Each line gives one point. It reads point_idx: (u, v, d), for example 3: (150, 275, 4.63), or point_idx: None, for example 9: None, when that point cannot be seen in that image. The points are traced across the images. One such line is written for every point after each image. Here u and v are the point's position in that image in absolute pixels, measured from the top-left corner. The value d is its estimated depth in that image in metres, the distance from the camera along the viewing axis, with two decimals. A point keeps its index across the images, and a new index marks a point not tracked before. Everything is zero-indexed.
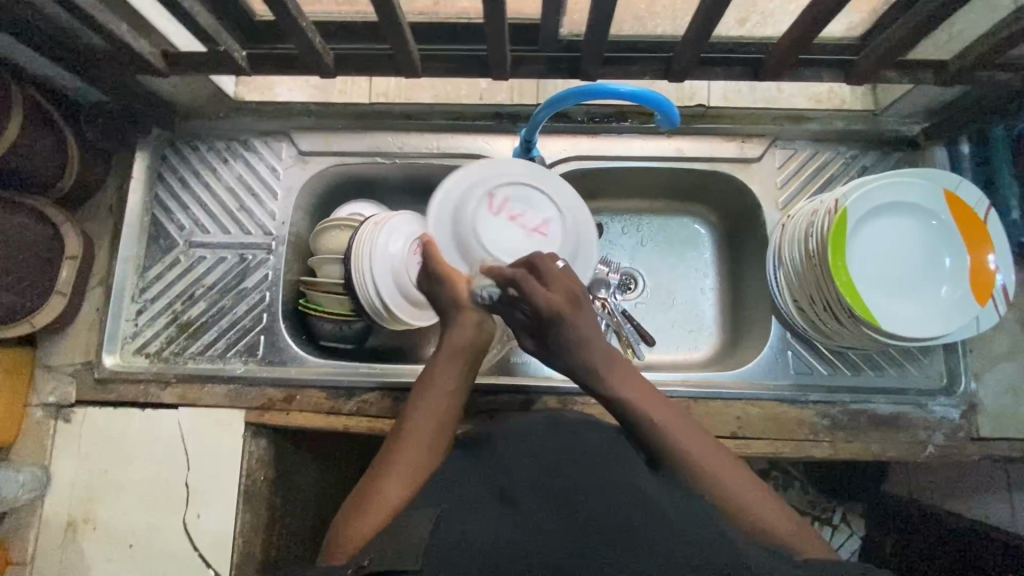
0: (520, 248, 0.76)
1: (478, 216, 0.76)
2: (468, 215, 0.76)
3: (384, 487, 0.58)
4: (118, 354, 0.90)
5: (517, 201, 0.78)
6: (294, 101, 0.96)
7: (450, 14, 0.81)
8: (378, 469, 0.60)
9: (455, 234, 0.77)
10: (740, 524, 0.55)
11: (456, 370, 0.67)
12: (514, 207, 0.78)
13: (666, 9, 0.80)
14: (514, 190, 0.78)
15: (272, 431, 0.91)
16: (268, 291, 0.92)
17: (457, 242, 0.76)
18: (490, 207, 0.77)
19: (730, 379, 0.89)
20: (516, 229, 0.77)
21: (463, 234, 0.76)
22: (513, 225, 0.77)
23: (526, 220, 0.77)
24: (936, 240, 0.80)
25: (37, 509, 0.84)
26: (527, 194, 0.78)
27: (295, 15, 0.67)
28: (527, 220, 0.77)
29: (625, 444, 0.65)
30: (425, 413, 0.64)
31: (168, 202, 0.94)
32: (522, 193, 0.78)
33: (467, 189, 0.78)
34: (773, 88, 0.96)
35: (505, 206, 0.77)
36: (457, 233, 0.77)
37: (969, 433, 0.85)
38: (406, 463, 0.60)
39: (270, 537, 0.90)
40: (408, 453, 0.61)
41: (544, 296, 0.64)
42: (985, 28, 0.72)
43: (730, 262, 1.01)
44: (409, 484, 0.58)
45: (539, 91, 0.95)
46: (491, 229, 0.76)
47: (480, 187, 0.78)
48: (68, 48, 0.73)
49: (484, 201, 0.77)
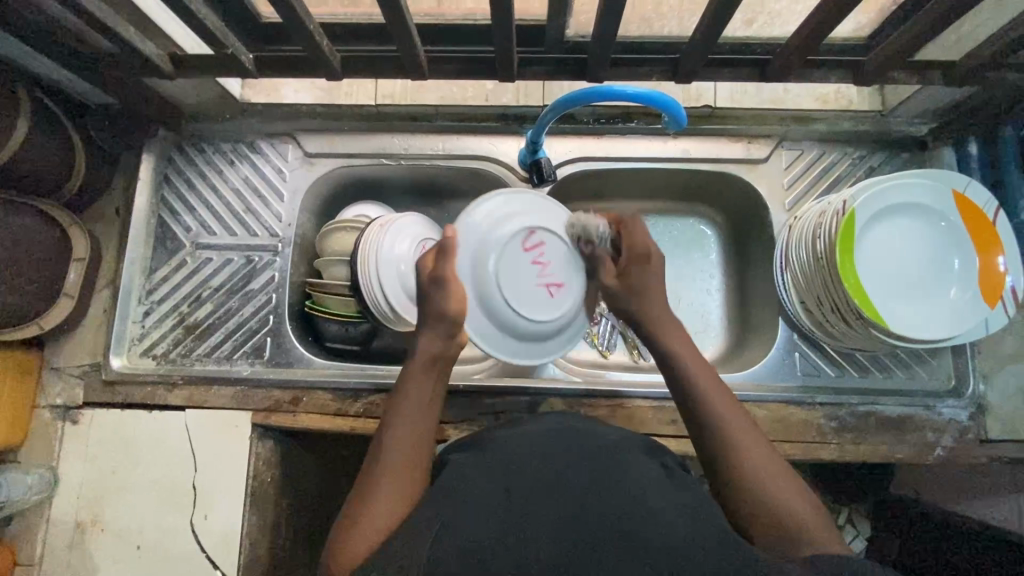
0: (532, 299, 0.74)
1: (510, 247, 0.73)
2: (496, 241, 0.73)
3: (368, 511, 0.57)
4: (125, 356, 0.90)
5: (550, 248, 0.75)
6: (300, 104, 0.94)
7: (456, 16, 0.81)
8: (361, 493, 0.59)
9: (475, 244, 0.73)
10: (752, 505, 0.57)
11: (428, 383, 0.67)
12: (543, 252, 0.75)
13: (674, 10, 0.79)
14: (551, 237, 0.75)
15: (278, 433, 0.91)
16: (275, 292, 0.92)
17: (474, 254, 0.72)
18: (522, 246, 0.74)
19: (737, 381, 0.88)
20: (532, 260, 0.74)
21: (480, 264, 0.72)
22: (533, 274, 0.74)
23: (543, 261, 0.75)
24: (953, 239, 0.79)
25: (45, 510, 0.84)
26: (559, 248, 0.75)
27: (302, 18, 0.67)
28: (547, 270, 0.75)
29: (634, 446, 0.65)
30: (402, 430, 0.63)
31: (174, 204, 0.94)
32: (558, 244, 0.76)
33: (509, 216, 0.74)
34: (779, 88, 0.92)
35: (538, 249, 0.74)
36: (481, 245, 0.73)
37: (977, 435, 0.85)
38: (388, 484, 0.59)
39: (276, 538, 0.90)
40: (389, 471, 0.60)
41: (645, 238, 0.72)
42: (994, 29, 0.71)
43: (735, 263, 1.01)
44: (394, 505, 0.58)
45: (544, 93, 0.95)
46: (511, 270, 0.73)
47: (511, 222, 0.74)
48: (75, 50, 0.73)
49: (518, 234, 0.74)
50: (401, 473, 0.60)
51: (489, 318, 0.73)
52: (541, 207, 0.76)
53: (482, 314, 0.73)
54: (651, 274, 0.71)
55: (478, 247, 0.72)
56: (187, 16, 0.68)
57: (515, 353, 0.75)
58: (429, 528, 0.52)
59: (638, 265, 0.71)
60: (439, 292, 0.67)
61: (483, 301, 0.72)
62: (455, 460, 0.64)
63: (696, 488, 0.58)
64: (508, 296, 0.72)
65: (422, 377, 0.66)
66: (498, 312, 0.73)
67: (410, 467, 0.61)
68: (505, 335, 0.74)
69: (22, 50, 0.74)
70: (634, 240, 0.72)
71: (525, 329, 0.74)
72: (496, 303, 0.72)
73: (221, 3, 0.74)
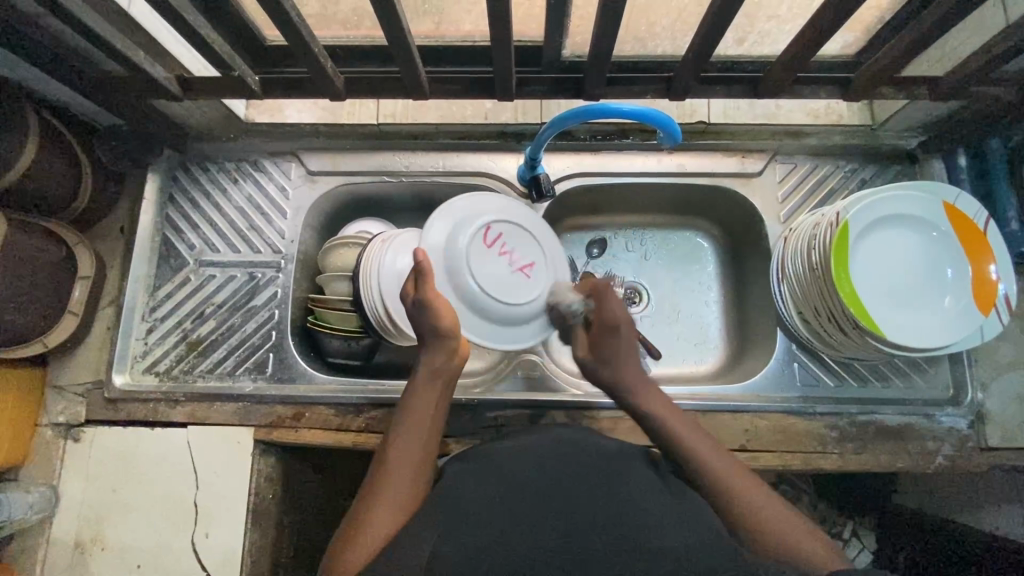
0: (511, 287, 0.74)
1: (476, 247, 0.74)
2: (459, 248, 0.73)
3: (368, 523, 0.57)
4: (128, 373, 0.90)
5: (509, 238, 0.76)
6: (303, 123, 0.97)
7: (455, 38, 0.83)
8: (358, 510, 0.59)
9: (444, 260, 0.73)
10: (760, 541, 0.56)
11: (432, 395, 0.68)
12: (506, 242, 0.76)
13: (666, 30, 0.81)
14: (510, 227, 0.76)
15: (281, 449, 0.91)
16: (277, 308, 0.92)
17: (448, 265, 0.73)
18: (484, 242, 0.74)
19: (738, 392, 0.89)
20: (495, 250, 0.75)
21: (455, 271, 0.72)
22: (504, 263, 0.75)
23: (499, 240, 0.75)
24: (937, 250, 0.81)
25: (44, 530, 0.84)
26: (520, 235, 0.77)
27: (308, 43, 0.69)
28: (516, 256, 0.76)
29: (633, 454, 0.66)
30: (405, 443, 0.64)
31: (178, 222, 0.95)
32: (515, 231, 0.77)
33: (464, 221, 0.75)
34: (772, 105, 0.96)
35: (498, 243, 0.75)
36: (449, 258, 0.73)
37: (977, 443, 0.85)
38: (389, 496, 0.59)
39: (278, 556, 0.89)
40: (389, 486, 0.60)
41: (611, 311, 0.72)
42: (976, 46, 0.74)
43: (733, 276, 1.02)
44: (394, 517, 0.58)
45: (543, 111, 0.98)
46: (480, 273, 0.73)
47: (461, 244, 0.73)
48: (85, 75, 0.76)
49: (479, 230, 0.74)
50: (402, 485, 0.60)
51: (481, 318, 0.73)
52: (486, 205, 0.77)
53: (482, 319, 0.73)
54: (614, 348, 0.71)
55: (445, 252, 0.73)
56: (194, 39, 0.70)
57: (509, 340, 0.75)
58: (433, 537, 0.52)
59: (603, 336, 0.72)
60: (426, 313, 0.68)
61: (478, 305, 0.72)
62: (455, 472, 0.64)
63: (695, 496, 0.59)
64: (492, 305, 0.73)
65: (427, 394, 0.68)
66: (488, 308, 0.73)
67: (411, 479, 0.61)
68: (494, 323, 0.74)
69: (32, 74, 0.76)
70: (605, 312, 0.72)
71: (510, 313, 0.74)
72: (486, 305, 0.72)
73: (227, 26, 0.76)
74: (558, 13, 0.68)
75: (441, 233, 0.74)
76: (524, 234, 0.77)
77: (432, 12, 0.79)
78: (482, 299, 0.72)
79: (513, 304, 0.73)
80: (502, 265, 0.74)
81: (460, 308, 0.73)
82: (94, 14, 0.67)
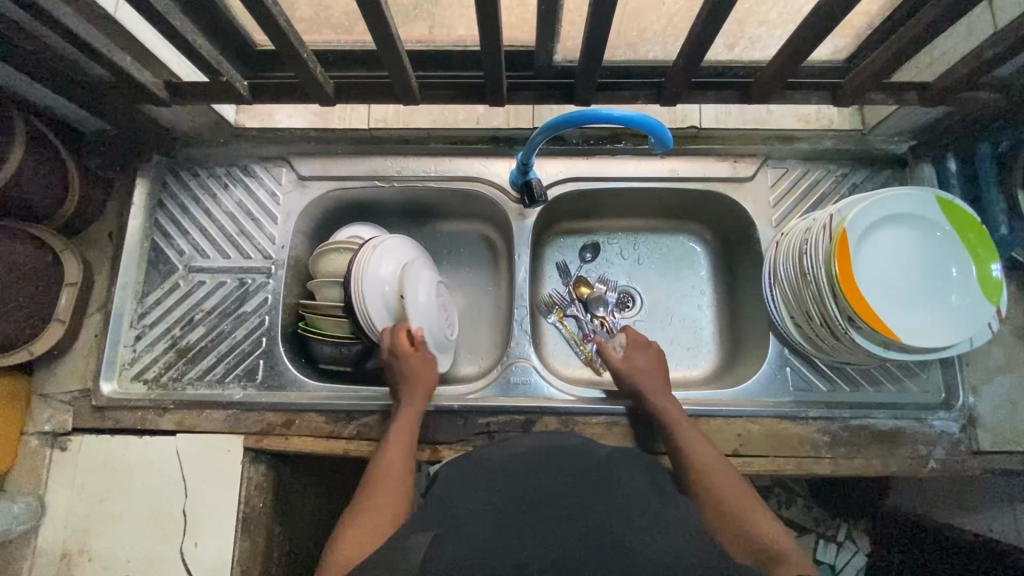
0: (863, 272, 0.76)
1: (874, 271, 0.77)
2: (885, 283, 0.77)
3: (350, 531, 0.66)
4: (115, 381, 0.89)
5: (878, 249, 0.78)
6: (295, 128, 0.96)
7: (446, 42, 0.83)
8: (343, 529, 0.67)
9: (884, 289, 0.77)
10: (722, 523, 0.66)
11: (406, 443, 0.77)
12: (864, 255, 0.77)
13: (657, 35, 0.81)
14: (885, 243, 0.79)
15: (269, 457, 0.90)
16: (268, 314, 0.92)
17: (869, 290, 0.76)
18: (875, 271, 0.77)
19: (730, 397, 0.89)
20: (875, 270, 0.77)
21: (884, 279, 0.77)
22: (870, 262, 0.77)
23: (877, 265, 0.78)
24: (941, 249, 0.79)
25: (30, 541, 0.82)
26: (883, 247, 0.78)
27: (296, 48, 0.69)
28: (873, 265, 0.77)
29: (628, 459, 0.66)
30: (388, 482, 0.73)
31: (167, 227, 0.94)
32: (880, 245, 0.78)
33: (887, 284, 0.77)
34: (762, 110, 0.96)
35: (870, 263, 0.77)
36: (876, 286, 0.77)
37: (968, 446, 0.86)
38: (363, 525, 0.67)
39: (268, 564, 0.88)
40: (366, 518, 0.68)
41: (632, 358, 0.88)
42: (966, 51, 0.74)
43: (725, 279, 1.03)
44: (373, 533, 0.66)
45: (535, 115, 0.97)
46: (858, 273, 0.76)
47: (886, 280, 0.77)
48: (74, 80, 0.74)
49: (881, 276, 0.77)
50: (375, 525, 0.67)
51: (862, 276, 0.76)
52: (870, 273, 0.77)
53: (871, 283, 0.76)
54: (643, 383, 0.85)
55: (890, 283, 0.77)
56: (182, 44, 0.69)
57: (869, 268, 0.77)
58: (420, 547, 0.53)
59: (644, 371, 0.86)
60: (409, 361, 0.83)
61: (884, 297, 0.76)
62: (449, 477, 0.64)
63: (683, 505, 0.58)
64: (878, 244, 0.78)
65: (406, 436, 0.78)
66: (862, 277, 0.76)
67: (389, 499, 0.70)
68: (866, 279, 0.76)
69: (18, 79, 0.75)
70: (637, 355, 0.88)
71: (865, 272, 0.76)
72: (860, 270, 0.76)
73: (216, 31, 0.76)
74: (549, 20, 0.68)
75: (889, 296, 0.77)
76: (869, 245, 0.78)
77: (422, 15, 0.80)
78: (865, 276, 0.76)
79: (866, 272, 0.76)
80: (879, 263, 0.78)
81: (871, 287, 0.76)
82: (79, 18, 0.66)
